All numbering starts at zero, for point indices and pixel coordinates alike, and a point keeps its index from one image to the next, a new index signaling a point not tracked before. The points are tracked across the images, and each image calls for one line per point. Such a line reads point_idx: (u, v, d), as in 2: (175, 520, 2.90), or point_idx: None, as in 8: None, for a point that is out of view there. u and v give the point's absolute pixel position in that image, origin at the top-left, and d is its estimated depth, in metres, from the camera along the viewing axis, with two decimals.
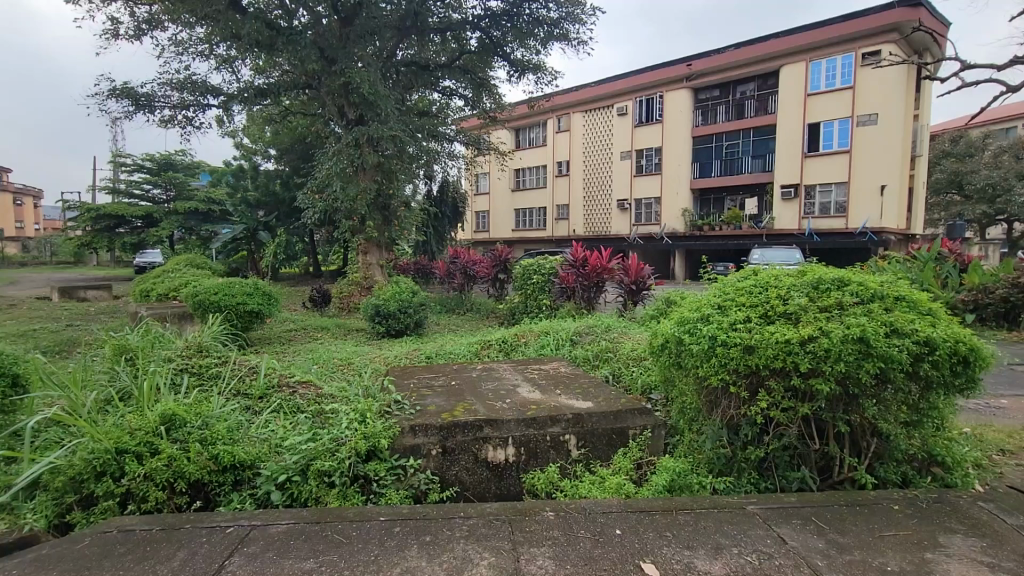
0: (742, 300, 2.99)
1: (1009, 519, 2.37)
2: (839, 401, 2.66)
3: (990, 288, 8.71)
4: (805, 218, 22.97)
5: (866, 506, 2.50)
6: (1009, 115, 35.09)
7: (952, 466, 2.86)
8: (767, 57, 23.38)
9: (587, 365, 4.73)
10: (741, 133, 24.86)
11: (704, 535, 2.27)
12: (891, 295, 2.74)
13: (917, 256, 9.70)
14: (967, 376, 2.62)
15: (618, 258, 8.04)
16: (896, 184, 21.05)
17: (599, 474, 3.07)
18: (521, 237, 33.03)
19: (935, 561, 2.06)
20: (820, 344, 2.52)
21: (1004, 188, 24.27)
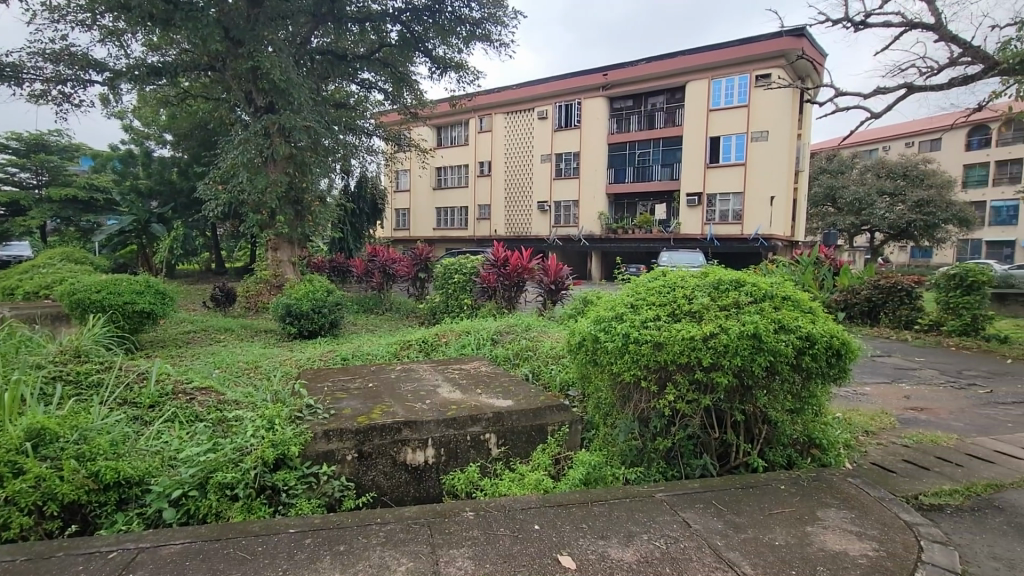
0: (652, 299, 3.17)
1: (872, 492, 2.72)
2: (735, 392, 2.91)
3: (857, 289, 9.98)
4: (707, 224, 24.82)
5: (758, 487, 2.75)
6: (872, 138, 40.14)
7: (827, 447, 3.23)
8: (675, 73, 24.96)
9: (507, 364, 4.79)
10: (652, 142, 26.39)
11: (618, 524, 2.39)
12: (779, 295, 3.03)
13: (800, 260, 10.82)
14: (840, 367, 2.97)
15: (538, 258, 8.17)
16: (783, 196, 23.30)
17: (518, 471, 3.13)
18: (442, 236, 32.72)
19: (814, 533, 2.31)
20: (720, 340, 2.74)
21: (868, 202, 27.78)
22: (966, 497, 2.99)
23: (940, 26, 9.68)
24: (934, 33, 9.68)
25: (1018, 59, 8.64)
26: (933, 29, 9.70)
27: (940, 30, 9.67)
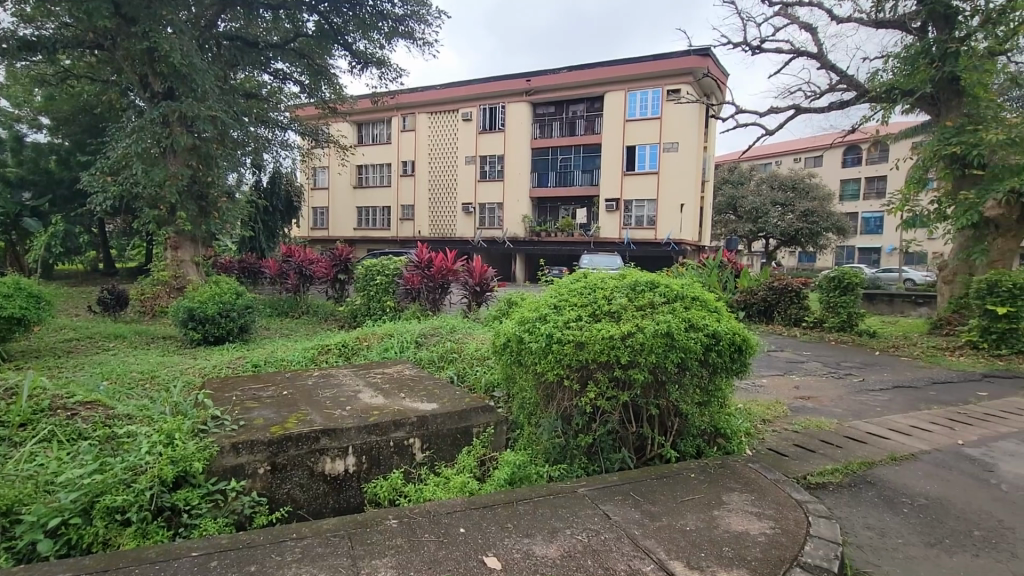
0: (574, 301, 3.27)
1: (769, 475, 2.98)
2: (650, 388, 3.07)
3: (755, 291, 10.94)
4: (624, 229, 26.00)
5: (671, 477, 2.92)
6: (767, 153, 44.10)
7: (731, 435, 3.51)
8: (594, 83, 25.95)
9: (432, 367, 4.74)
10: (574, 149, 27.24)
11: (542, 521, 2.43)
12: (690, 296, 3.24)
13: (707, 263, 11.65)
14: (741, 361, 3.23)
15: (463, 260, 8.15)
16: (692, 203, 24.94)
17: (443, 475, 3.10)
18: (363, 236, 31.66)
19: (720, 517, 2.50)
20: (638, 339, 2.88)
21: (764, 211, 30.53)
22: (845, 475, 3.37)
23: (822, 55, 10.84)
24: (817, 61, 10.85)
25: (883, 88, 9.93)
26: (817, 57, 10.85)
27: (821, 58, 10.85)
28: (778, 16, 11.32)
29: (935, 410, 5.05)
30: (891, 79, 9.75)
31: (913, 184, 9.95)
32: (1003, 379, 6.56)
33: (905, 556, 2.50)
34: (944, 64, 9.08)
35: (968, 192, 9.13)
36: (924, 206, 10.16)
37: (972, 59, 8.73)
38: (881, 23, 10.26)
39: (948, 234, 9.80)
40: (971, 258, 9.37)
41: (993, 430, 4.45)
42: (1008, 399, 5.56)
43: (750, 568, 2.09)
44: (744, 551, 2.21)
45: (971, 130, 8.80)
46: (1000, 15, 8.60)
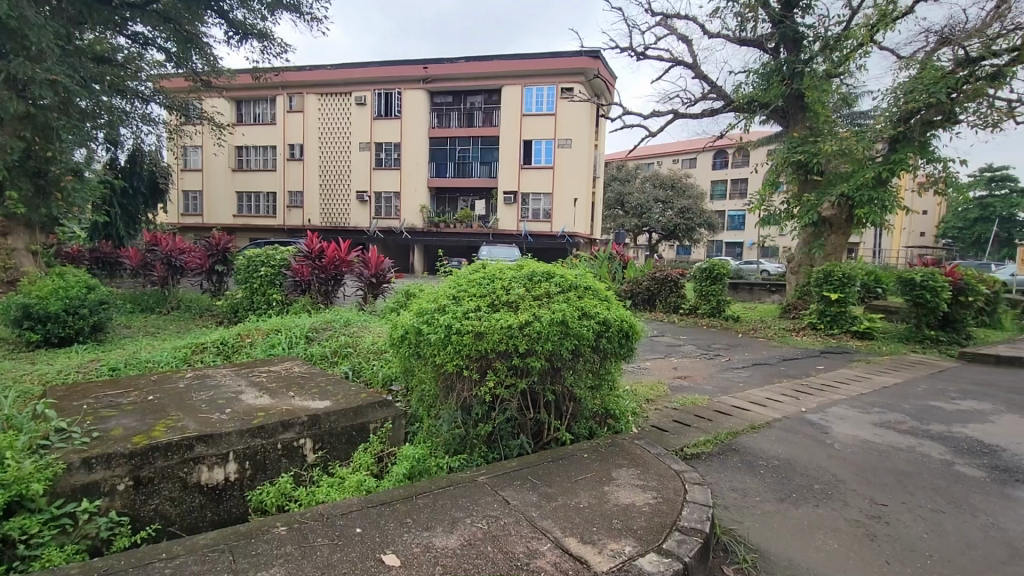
0: (473, 291, 3.28)
1: (652, 450, 3.24)
2: (547, 375, 3.17)
3: (639, 281, 11.84)
4: (522, 222, 26.55)
5: (565, 458, 3.06)
6: (651, 153, 47.49)
7: (619, 416, 3.76)
8: (491, 76, 26.06)
9: (325, 363, 4.49)
10: (471, 140, 27.23)
11: (442, 512, 2.43)
12: (582, 285, 3.40)
13: (598, 255, 12.35)
14: (628, 345, 3.46)
15: (358, 250, 7.81)
16: (584, 198, 26.13)
17: (338, 475, 2.97)
18: (244, 225, 29.09)
19: (610, 491, 2.67)
20: (534, 327, 2.96)
21: (647, 208, 32.95)
22: (715, 445, 3.76)
23: (696, 66, 11.87)
24: (692, 71, 11.87)
25: (745, 100, 11.13)
26: (692, 67, 11.85)
27: (695, 68, 11.88)
28: (659, 26, 12.21)
29: (784, 383, 5.83)
30: (752, 92, 10.95)
31: (768, 186, 11.31)
32: (835, 353, 7.74)
33: (763, 512, 2.86)
34: (793, 82, 10.40)
35: (810, 195, 10.61)
36: (777, 206, 11.62)
37: (814, 80, 10.10)
38: (744, 41, 11.41)
39: (795, 230, 11.30)
40: (812, 252, 10.89)
41: (828, 397, 5.24)
42: (839, 370, 6.58)
43: (636, 536, 2.26)
44: (631, 522, 2.38)
45: (812, 142, 10.25)
46: (835, 42, 10.02)
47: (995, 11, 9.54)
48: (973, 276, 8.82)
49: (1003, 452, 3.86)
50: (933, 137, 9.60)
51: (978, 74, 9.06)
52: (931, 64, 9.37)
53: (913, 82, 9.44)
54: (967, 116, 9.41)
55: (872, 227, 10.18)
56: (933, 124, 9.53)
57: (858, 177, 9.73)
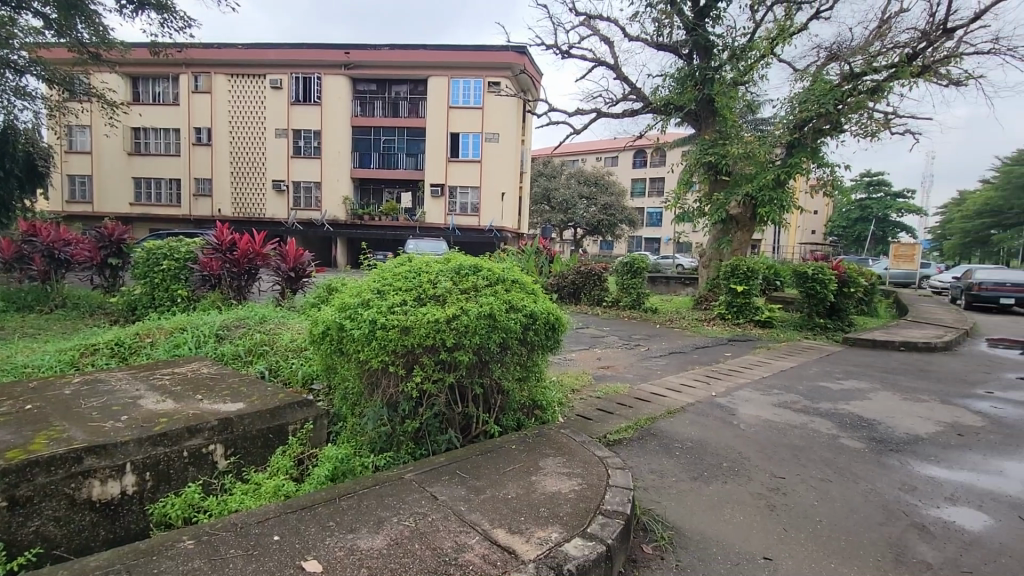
0: (399, 284, 3.21)
1: (577, 438, 3.35)
2: (475, 369, 3.16)
3: (565, 275, 12.17)
4: (449, 215, 26.28)
5: (493, 451, 3.08)
6: (576, 151, 48.70)
7: (545, 407, 3.84)
8: (416, 65, 25.48)
9: (238, 363, 4.21)
10: (397, 131, 26.53)
11: (367, 513, 2.36)
12: (509, 278, 3.42)
13: (525, 249, 12.53)
14: (554, 338, 3.54)
15: (274, 243, 7.37)
16: (511, 192, 26.31)
17: (254, 480, 2.81)
18: (143, 214, 26.54)
19: (537, 480, 2.72)
20: (462, 321, 2.93)
21: (572, 203, 33.81)
22: (635, 430, 3.95)
23: (617, 67, 12.30)
24: (613, 72, 12.29)
25: (662, 102, 11.71)
26: (614, 68, 12.28)
27: (617, 70, 12.31)
28: (583, 26, 12.53)
29: (696, 369, 6.25)
30: (668, 95, 11.54)
31: (682, 185, 11.99)
32: (741, 341, 8.39)
33: (678, 491, 3.04)
34: (704, 88, 11.08)
35: (719, 194, 11.38)
36: (690, 204, 12.36)
37: (723, 86, 10.82)
38: (660, 46, 11.97)
39: (706, 227, 12.06)
40: (721, 248, 11.70)
41: (735, 381, 5.67)
42: (744, 356, 7.15)
43: (562, 523, 2.32)
44: (558, 510, 2.44)
45: (721, 145, 11.01)
46: (741, 53, 10.78)
47: (875, 32, 10.68)
48: (855, 270, 9.88)
49: (879, 425, 4.37)
50: (823, 144, 10.61)
51: (860, 88, 10.12)
52: (822, 77, 10.35)
53: (806, 93, 10.39)
54: (851, 126, 10.49)
55: (772, 225, 11.10)
56: (822, 132, 10.51)
57: (760, 179, 10.58)
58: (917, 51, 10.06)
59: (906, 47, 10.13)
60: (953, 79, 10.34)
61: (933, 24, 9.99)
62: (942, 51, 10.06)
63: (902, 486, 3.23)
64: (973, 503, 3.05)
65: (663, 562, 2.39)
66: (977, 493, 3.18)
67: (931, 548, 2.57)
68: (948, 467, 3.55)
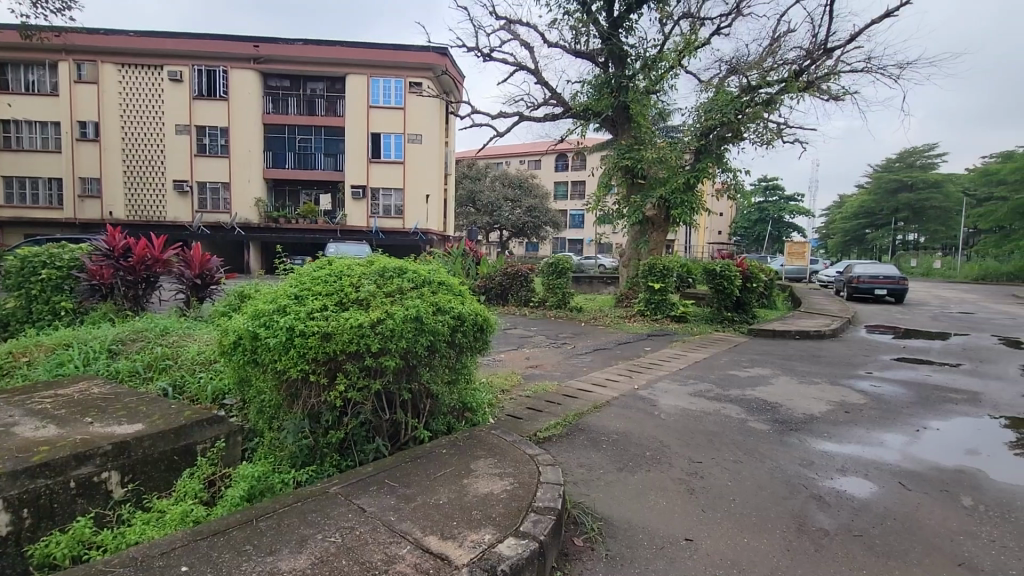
0: (319, 288, 3.07)
1: (509, 437, 3.36)
2: (403, 373, 3.07)
3: (492, 277, 12.22)
4: (372, 218, 25.49)
5: (424, 456, 3.01)
6: (500, 153, 49.06)
7: (475, 408, 3.81)
8: (333, 62, 24.48)
9: (136, 380, 3.81)
10: (313, 129, 25.37)
11: (288, 532, 2.22)
12: (436, 280, 3.37)
13: (452, 251, 12.45)
14: (483, 338, 3.52)
15: (176, 248, 6.79)
16: (435, 194, 26.02)
17: (157, 508, 2.55)
18: (16, 217, 23.46)
19: (469, 483, 2.70)
20: (387, 325, 2.85)
21: (497, 206, 34.03)
22: (564, 427, 4.03)
23: (537, 72, 12.52)
24: (535, 77, 12.51)
25: (580, 108, 12.07)
26: (534, 73, 12.50)
27: (537, 74, 12.53)
28: (503, 30, 12.63)
29: (620, 364, 6.49)
30: (586, 101, 11.92)
31: (602, 188, 12.43)
32: (659, 336, 8.85)
33: (606, 482, 3.14)
34: (620, 95, 11.57)
35: (636, 196, 11.92)
36: (609, 206, 12.82)
37: (636, 94, 11.35)
38: (578, 53, 12.32)
39: (624, 228, 12.55)
40: (639, 248, 12.25)
41: (655, 374, 5.96)
42: (662, 350, 7.54)
43: (495, 524, 2.32)
44: (490, 511, 2.43)
45: (636, 150, 11.57)
46: (652, 63, 11.31)
47: (768, 49, 11.69)
48: (756, 266, 10.75)
49: (781, 407, 4.78)
50: (726, 150, 11.44)
51: (757, 100, 11.02)
52: (724, 88, 11.15)
53: (711, 103, 11.18)
54: (749, 134, 11.41)
55: (684, 226, 11.79)
56: (725, 139, 11.35)
57: (672, 183, 11.25)
58: (803, 67, 11.13)
59: (794, 64, 11.18)
60: (834, 94, 11.51)
61: (816, 43, 11.11)
62: (824, 68, 11.19)
63: (802, 462, 3.55)
64: (860, 473, 3.41)
65: (594, 553, 2.45)
66: (862, 463, 3.56)
67: (827, 515, 2.85)
68: (838, 442, 3.94)
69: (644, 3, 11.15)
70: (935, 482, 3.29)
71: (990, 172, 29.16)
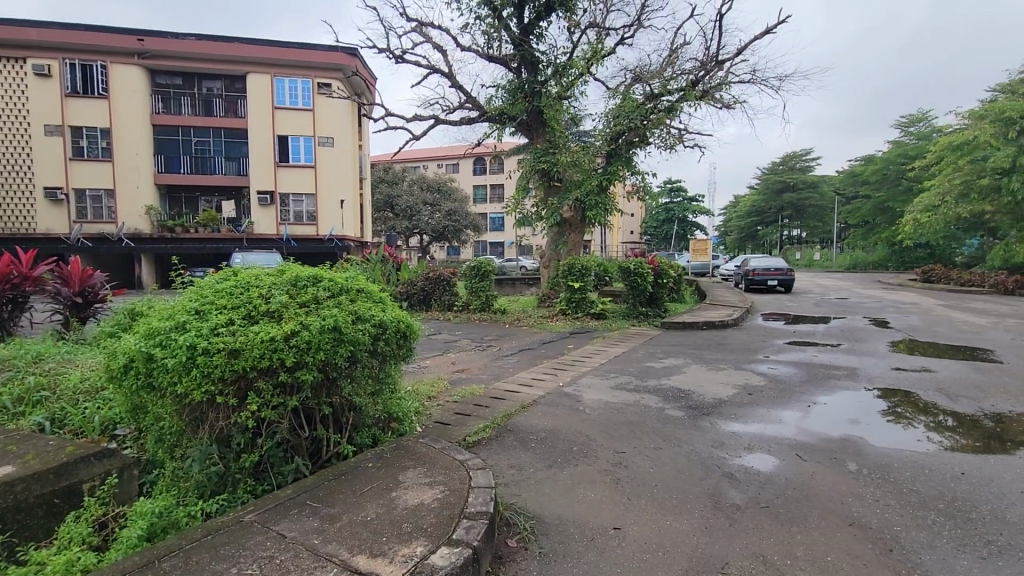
0: (222, 302, 2.84)
1: (437, 445, 3.30)
2: (322, 388, 2.92)
3: (414, 282, 11.99)
4: (281, 225, 24.08)
5: (349, 472, 2.88)
6: (417, 156, 48.36)
7: (401, 417, 3.70)
8: (231, 59, 22.84)
9: (2, 417, 3.31)
10: (211, 131, 23.53)
11: (199, 569, 2.03)
12: (354, 288, 3.23)
13: (370, 258, 12.08)
14: (407, 345, 3.42)
15: (52, 263, 6.01)
16: (350, 199, 25.10)
17: (35, 560, 2.23)
18: None
19: (398, 496, 2.61)
20: (302, 337, 2.69)
21: (416, 210, 33.51)
22: (492, 429, 4.03)
23: (451, 75, 12.48)
24: (449, 81, 12.47)
25: (496, 112, 12.17)
26: (448, 76, 12.46)
27: (451, 78, 12.50)
28: (414, 32, 12.46)
29: (544, 363, 6.63)
30: (501, 105, 12.06)
31: (520, 191, 12.64)
32: (580, 333, 9.13)
33: (536, 481, 3.18)
34: (534, 100, 11.83)
35: (553, 199, 12.23)
36: (528, 209, 13.07)
37: (549, 100, 11.67)
38: (491, 58, 12.44)
39: (544, 230, 12.80)
40: (558, 249, 12.56)
41: (578, 370, 6.15)
42: (584, 347, 7.79)
43: (426, 534, 2.27)
44: (421, 522, 2.37)
45: (551, 154, 11.88)
46: (562, 69, 11.64)
47: (667, 59, 12.48)
48: (666, 263, 11.42)
49: (693, 394, 5.10)
50: (634, 154, 12.07)
51: (660, 107, 11.73)
52: (630, 96, 11.77)
53: (618, 109, 11.74)
54: (654, 139, 12.10)
55: (599, 226, 12.26)
56: (633, 144, 11.97)
57: (587, 185, 11.71)
58: (698, 77, 11.99)
59: (691, 74, 12.01)
60: (726, 102, 12.51)
61: (708, 56, 12.01)
62: (716, 79, 12.13)
63: (714, 443, 3.80)
64: (764, 449, 3.71)
65: (527, 553, 2.46)
66: (766, 440, 3.88)
67: (738, 491, 3.07)
68: (744, 422, 4.27)
69: (553, 11, 11.48)
70: (826, 452, 3.65)
71: (855, 174, 33.10)
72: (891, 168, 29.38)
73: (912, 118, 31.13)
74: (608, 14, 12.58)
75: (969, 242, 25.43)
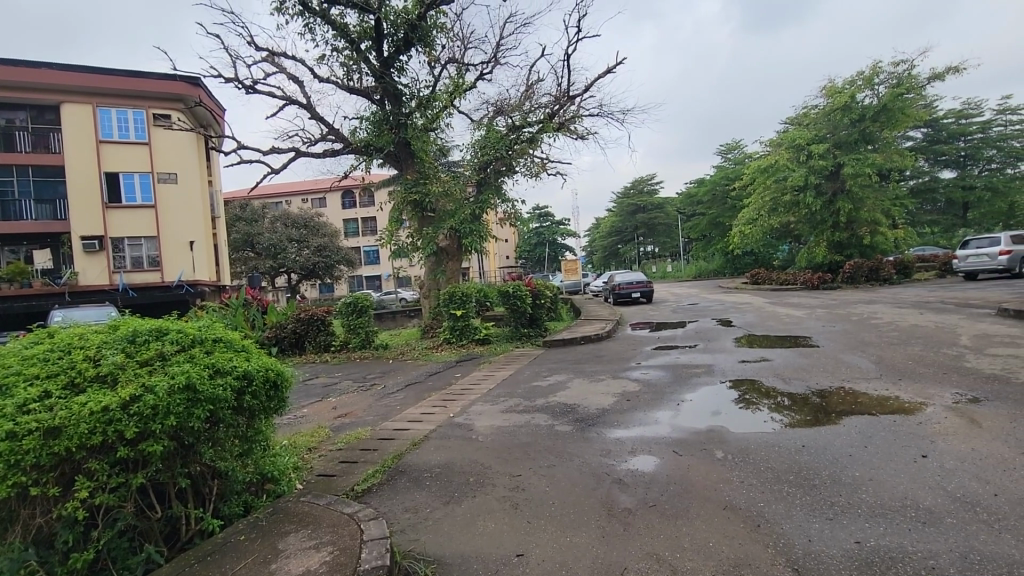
0: (33, 371, 2.36)
1: (321, 501, 3.01)
2: (174, 458, 2.51)
3: (283, 325, 11.07)
4: (115, 273, 20.88)
5: (215, 552, 2.49)
6: (277, 191, 45.26)
7: (279, 476, 3.28)
8: (37, 86, 19.59)
9: None
10: (14, 169, 20.00)
11: None
12: (209, 338, 2.86)
13: (229, 303, 10.90)
14: (278, 397, 3.08)
15: None
16: (201, 240, 22.58)
17: None
18: None
19: (279, 568, 2.32)
20: (146, 403, 2.31)
21: (281, 248, 31.20)
22: (383, 473, 3.80)
23: (310, 106, 11.96)
24: (307, 111, 11.91)
25: (362, 144, 11.88)
26: (306, 107, 11.91)
27: (310, 109, 11.97)
28: (265, 61, 11.75)
29: (433, 396, 6.45)
30: (366, 137, 11.78)
31: (393, 223, 12.43)
32: (466, 361, 9.08)
33: (434, 521, 3.04)
34: (399, 131, 11.76)
35: (427, 229, 12.18)
36: (403, 240, 12.82)
37: (415, 131, 11.69)
38: (352, 89, 12.17)
39: (421, 260, 12.58)
40: (437, 278, 12.38)
41: (467, 399, 6.08)
42: (471, 374, 7.75)
43: None
44: None
45: (423, 183, 11.89)
46: (426, 102, 11.74)
47: (525, 93, 13.27)
48: (542, 284, 11.90)
49: (578, 407, 5.32)
50: (502, 182, 12.56)
51: (522, 138, 12.32)
52: (493, 127, 12.27)
53: (484, 141, 12.17)
54: (519, 168, 12.68)
55: (475, 253, 12.42)
56: (501, 173, 12.47)
57: (460, 214, 11.90)
58: (553, 111, 12.89)
59: (547, 108, 12.88)
60: (580, 134, 13.56)
61: (561, 91, 12.99)
62: (569, 112, 13.11)
63: (602, 452, 3.98)
64: (646, 450, 3.97)
65: None
66: (647, 442, 4.14)
67: (628, 495, 3.23)
68: (625, 428, 4.54)
69: (412, 46, 11.58)
70: (697, 444, 4.00)
71: (691, 195, 37.76)
72: (718, 188, 33.93)
73: (729, 145, 36.43)
74: (466, 50, 13.02)
75: (781, 247, 30.30)
